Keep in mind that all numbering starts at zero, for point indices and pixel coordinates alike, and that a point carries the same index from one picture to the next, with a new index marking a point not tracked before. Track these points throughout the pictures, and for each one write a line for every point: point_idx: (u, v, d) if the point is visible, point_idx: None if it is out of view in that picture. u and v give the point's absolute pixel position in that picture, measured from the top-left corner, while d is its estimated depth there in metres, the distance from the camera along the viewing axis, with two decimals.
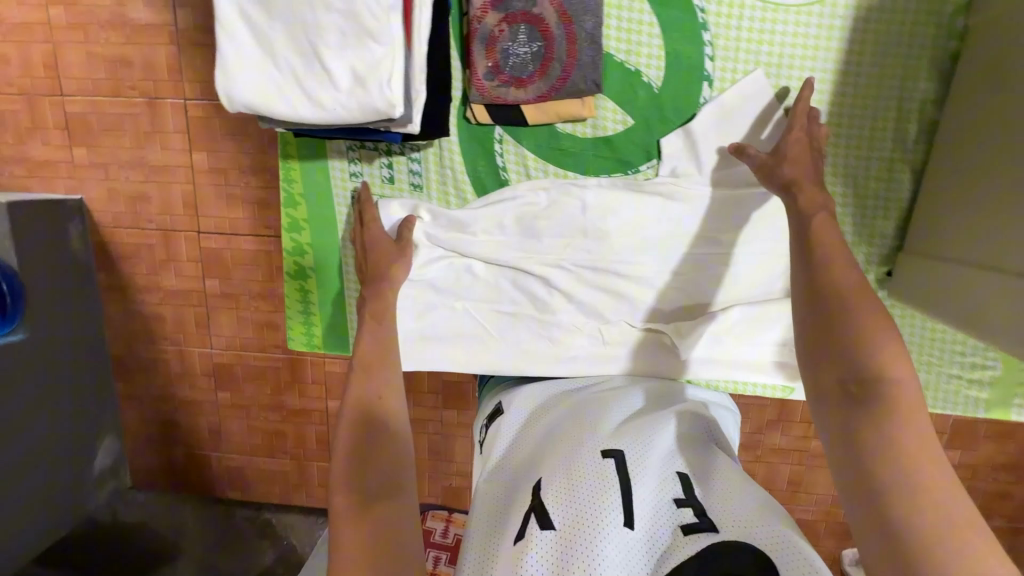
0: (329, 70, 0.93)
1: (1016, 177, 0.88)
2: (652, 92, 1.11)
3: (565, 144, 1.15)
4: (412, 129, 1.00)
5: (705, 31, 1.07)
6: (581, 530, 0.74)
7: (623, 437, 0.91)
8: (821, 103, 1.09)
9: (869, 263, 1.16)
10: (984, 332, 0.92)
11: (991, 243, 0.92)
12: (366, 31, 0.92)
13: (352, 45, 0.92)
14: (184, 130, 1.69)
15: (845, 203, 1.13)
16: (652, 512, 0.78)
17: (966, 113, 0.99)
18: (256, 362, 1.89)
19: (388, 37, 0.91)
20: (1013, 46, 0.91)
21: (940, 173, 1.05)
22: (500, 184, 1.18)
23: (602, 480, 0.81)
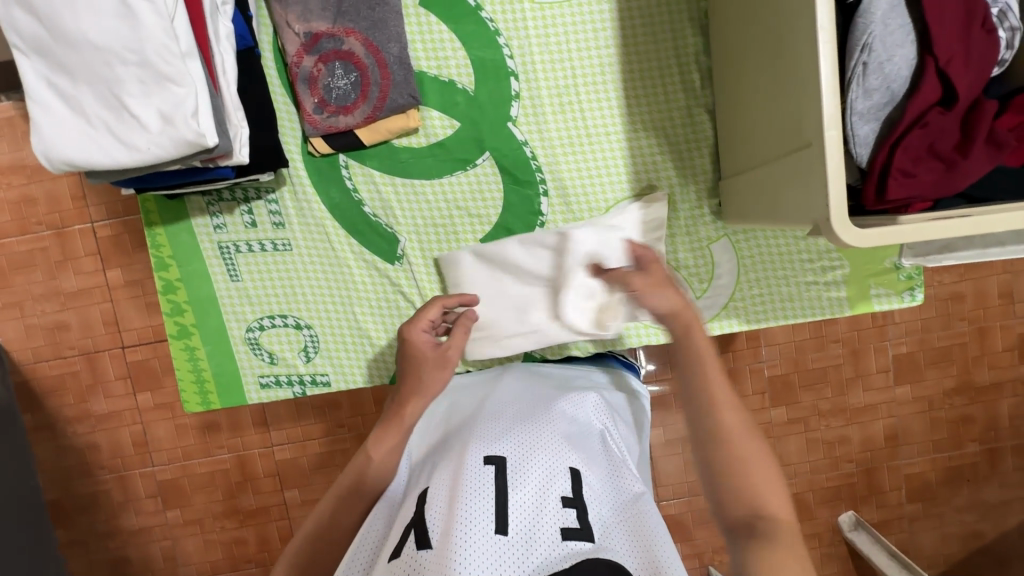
0: (126, 112, 0.67)
1: (773, 54, 0.69)
2: (470, 98, 0.93)
3: (407, 162, 0.94)
4: (240, 161, 0.75)
5: (496, 34, 0.92)
6: (451, 547, 0.58)
7: (514, 426, 0.75)
8: (611, 61, 0.92)
9: (699, 201, 0.95)
10: (794, 217, 0.68)
11: (778, 128, 0.71)
12: (153, 62, 0.66)
13: (126, 58, 0.65)
14: (97, 252, 1.64)
15: (667, 167, 0.94)
16: (529, 514, 0.63)
17: (732, 20, 0.81)
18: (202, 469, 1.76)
19: (178, 64, 0.66)
20: None
21: (734, 75, 0.83)
22: (356, 209, 0.94)
23: (475, 483, 0.65)
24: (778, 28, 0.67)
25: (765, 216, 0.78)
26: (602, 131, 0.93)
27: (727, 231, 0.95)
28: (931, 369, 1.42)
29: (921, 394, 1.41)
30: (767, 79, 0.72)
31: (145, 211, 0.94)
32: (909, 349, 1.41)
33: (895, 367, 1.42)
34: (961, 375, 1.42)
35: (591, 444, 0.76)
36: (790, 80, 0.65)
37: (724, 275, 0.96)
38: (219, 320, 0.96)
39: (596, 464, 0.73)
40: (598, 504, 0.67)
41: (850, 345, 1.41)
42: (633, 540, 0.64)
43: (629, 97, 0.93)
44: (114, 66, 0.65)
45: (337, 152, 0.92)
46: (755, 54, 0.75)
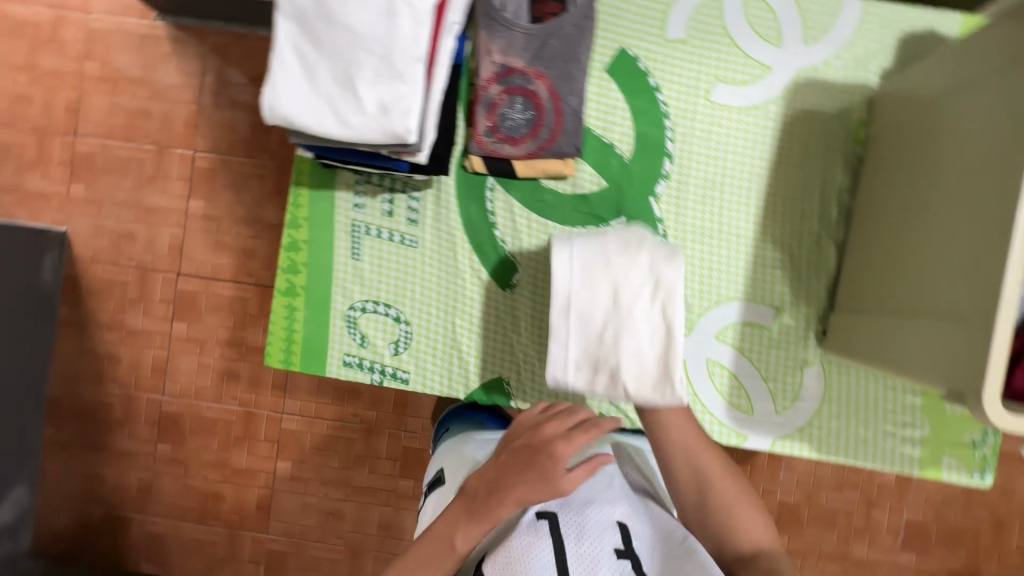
0: (350, 90, 0.72)
1: (946, 224, 0.74)
2: (623, 164, 0.98)
3: (548, 202, 0.99)
4: (420, 161, 0.80)
5: (665, 117, 0.98)
6: None
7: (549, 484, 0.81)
8: (760, 173, 0.98)
9: (805, 323, 0.98)
10: (928, 376, 0.71)
11: (928, 288, 0.75)
12: (391, 58, 0.72)
13: (370, 47, 0.71)
14: (188, 179, 1.68)
15: (783, 284, 0.98)
16: (586, 564, 0.71)
17: (897, 176, 0.87)
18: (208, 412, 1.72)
19: (411, 66, 0.72)
20: (956, 94, 0.78)
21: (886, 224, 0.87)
22: (488, 231, 0.99)
23: (529, 545, 0.72)
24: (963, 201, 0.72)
25: (888, 360, 0.80)
26: (734, 232, 0.98)
27: (822, 360, 0.98)
28: (943, 548, 1.40)
29: (928, 567, 1.39)
30: (934, 242, 0.76)
31: (296, 171, 0.99)
32: (927, 521, 1.40)
33: (907, 532, 1.40)
34: (971, 563, 1.40)
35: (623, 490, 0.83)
36: (963, 251, 0.70)
37: (807, 399, 0.98)
38: (327, 290, 0.99)
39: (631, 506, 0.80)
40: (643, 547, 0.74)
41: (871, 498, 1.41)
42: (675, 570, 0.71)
43: (765, 210, 0.98)
44: (356, 51, 0.71)
45: (489, 174, 0.97)
46: (920, 218, 0.80)
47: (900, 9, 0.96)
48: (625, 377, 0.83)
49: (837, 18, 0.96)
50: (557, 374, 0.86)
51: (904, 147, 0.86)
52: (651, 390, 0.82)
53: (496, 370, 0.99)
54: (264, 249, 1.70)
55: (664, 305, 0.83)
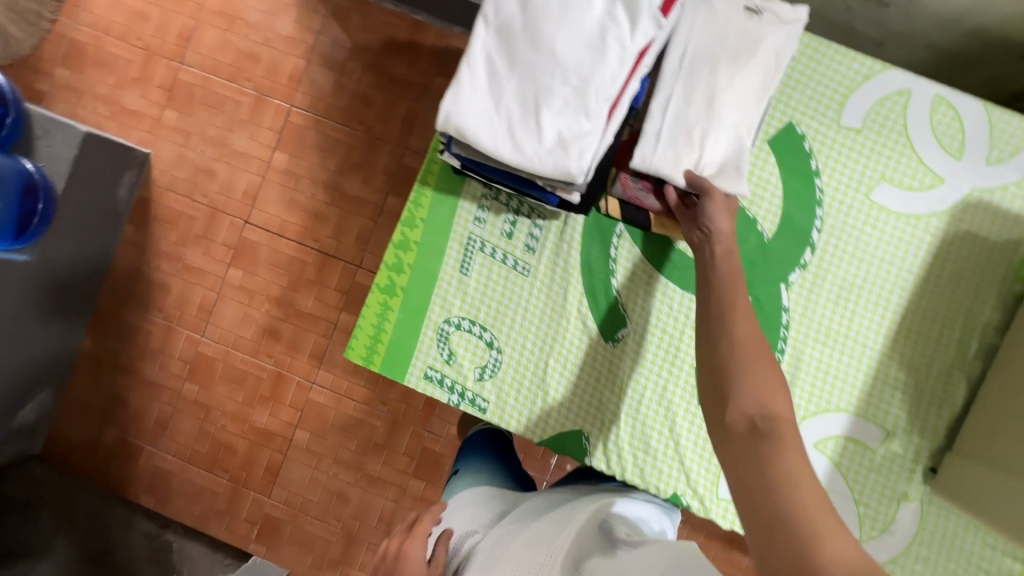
0: (530, 115, 0.68)
1: None
2: (762, 243, 0.93)
3: (673, 263, 0.93)
4: (572, 200, 0.77)
5: (818, 205, 0.93)
6: None
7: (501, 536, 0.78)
8: (903, 286, 0.92)
9: (915, 455, 0.91)
10: None
11: None
12: (582, 94, 0.68)
13: (567, 78, 0.67)
14: (280, 131, 1.60)
15: (900, 408, 0.91)
16: None
17: None
18: (243, 364, 1.61)
19: (601, 106, 0.68)
20: None
21: None
22: (605, 278, 0.94)
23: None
24: None
25: (1023, 530, 0.74)
26: (862, 341, 0.92)
27: (923, 498, 0.91)
28: None
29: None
30: None
31: (425, 170, 0.95)
32: None
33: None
34: None
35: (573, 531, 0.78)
36: None
37: (896, 535, 0.91)
38: (426, 298, 0.95)
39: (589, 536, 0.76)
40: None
41: None
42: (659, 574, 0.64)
43: (900, 325, 0.92)
44: (548, 78, 0.67)
45: (620, 221, 0.92)
46: None
47: None
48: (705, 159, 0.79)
49: None
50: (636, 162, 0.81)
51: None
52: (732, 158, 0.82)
53: (579, 421, 0.94)
54: (335, 216, 1.59)
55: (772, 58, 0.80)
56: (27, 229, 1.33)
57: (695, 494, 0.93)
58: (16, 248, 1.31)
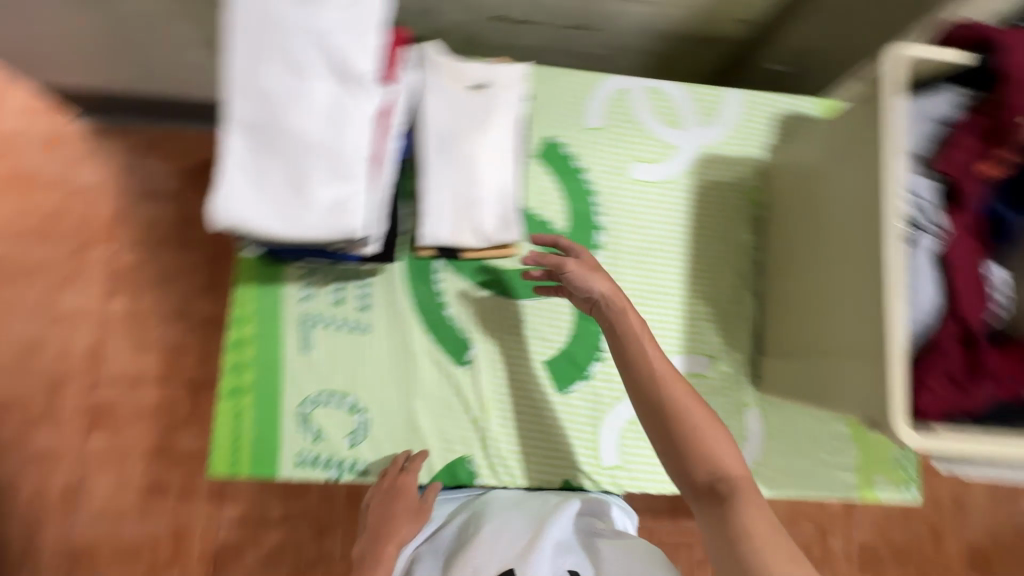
0: (296, 190, 0.75)
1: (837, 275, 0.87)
2: (560, 238, 1.07)
3: (494, 278, 1.04)
4: (371, 250, 0.86)
5: (593, 194, 1.09)
6: None
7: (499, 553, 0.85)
8: (678, 237, 1.10)
9: (741, 368, 1.07)
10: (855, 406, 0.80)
11: (836, 329, 0.86)
12: (335, 160, 0.76)
13: (320, 151, 0.75)
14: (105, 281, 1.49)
15: (715, 334, 1.07)
16: None
17: (791, 234, 1.01)
18: (131, 536, 1.43)
19: (358, 166, 0.77)
20: (821, 167, 0.94)
21: (792, 274, 1.00)
22: (439, 311, 1.01)
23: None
24: (846, 255, 0.85)
25: (817, 395, 0.90)
26: (665, 291, 1.08)
27: (760, 400, 1.06)
28: (895, 565, 1.52)
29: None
30: (832, 291, 0.88)
31: (239, 268, 0.98)
32: (874, 541, 1.53)
33: (863, 560, 1.51)
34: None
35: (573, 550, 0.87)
36: (854, 296, 0.82)
37: (752, 441, 1.05)
38: (277, 387, 0.96)
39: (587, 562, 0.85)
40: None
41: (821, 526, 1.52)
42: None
43: (688, 268, 1.09)
44: (299, 154, 0.75)
45: (437, 257, 1.02)
46: (815, 269, 0.93)
47: (777, 96, 1.14)
48: (482, 225, 0.99)
49: (725, 106, 1.14)
50: (431, 227, 0.97)
51: (794, 208, 1.02)
52: (505, 200, 1.01)
53: (461, 448, 0.99)
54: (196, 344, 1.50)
55: (503, 114, 1.00)
56: None
57: (585, 472, 1.01)
58: None
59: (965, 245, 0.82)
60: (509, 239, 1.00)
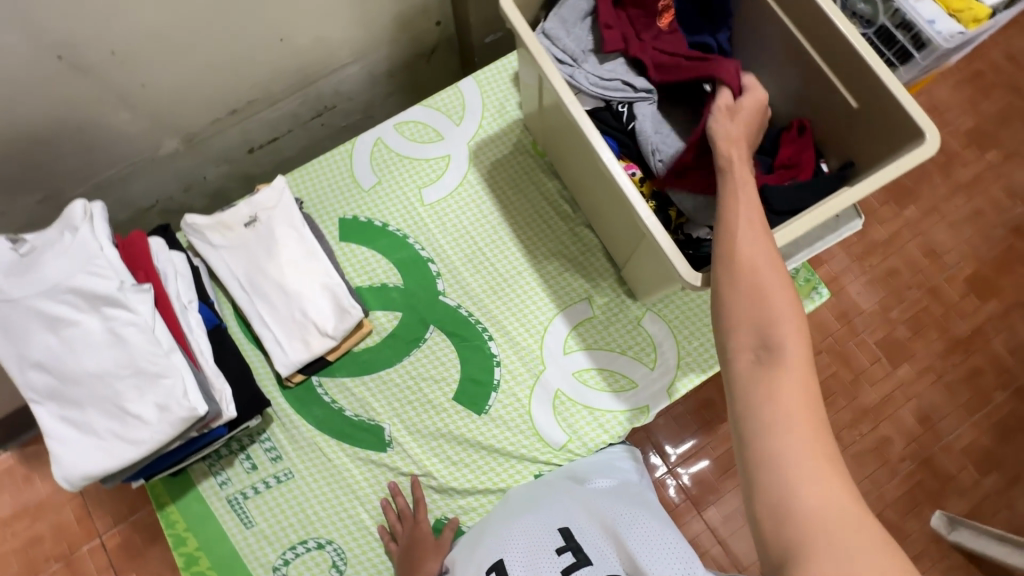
0: (126, 414, 0.80)
1: (605, 177, 0.93)
2: (402, 290, 1.12)
3: (369, 359, 1.09)
4: (229, 414, 0.89)
5: (406, 237, 1.15)
6: None
7: (525, 515, 0.82)
8: (496, 221, 1.16)
9: (614, 290, 1.12)
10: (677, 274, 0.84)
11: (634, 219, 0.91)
12: (142, 369, 0.81)
13: (123, 374, 0.80)
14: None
15: (577, 278, 1.12)
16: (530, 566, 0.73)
17: (569, 163, 1.07)
18: None
19: (163, 361, 0.82)
20: (542, 102, 1.01)
21: (590, 194, 1.06)
22: (339, 418, 1.05)
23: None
24: (594, 160, 0.92)
25: (664, 279, 0.95)
26: (514, 271, 1.13)
27: (651, 303, 1.10)
28: (916, 342, 1.54)
29: (920, 368, 1.52)
30: (612, 191, 0.94)
31: (155, 499, 1.01)
32: (886, 333, 1.55)
33: (885, 353, 1.54)
34: (943, 335, 1.55)
35: (588, 497, 0.84)
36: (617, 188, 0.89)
37: (665, 342, 1.09)
38: (246, 572, 0.99)
39: (603, 505, 0.82)
40: (595, 537, 0.76)
41: (834, 351, 1.54)
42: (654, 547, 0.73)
43: (520, 241, 1.15)
44: (110, 384, 0.80)
45: (310, 375, 1.06)
46: (594, 181, 1.00)
47: (499, 61, 1.22)
48: (323, 326, 1.04)
49: (465, 96, 1.21)
50: (282, 358, 1.03)
51: (556, 144, 1.08)
52: (331, 291, 1.06)
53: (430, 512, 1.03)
54: None
55: (283, 228, 1.07)
56: None
57: (547, 462, 1.04)
58: None
59: (679, 87, 0.89)
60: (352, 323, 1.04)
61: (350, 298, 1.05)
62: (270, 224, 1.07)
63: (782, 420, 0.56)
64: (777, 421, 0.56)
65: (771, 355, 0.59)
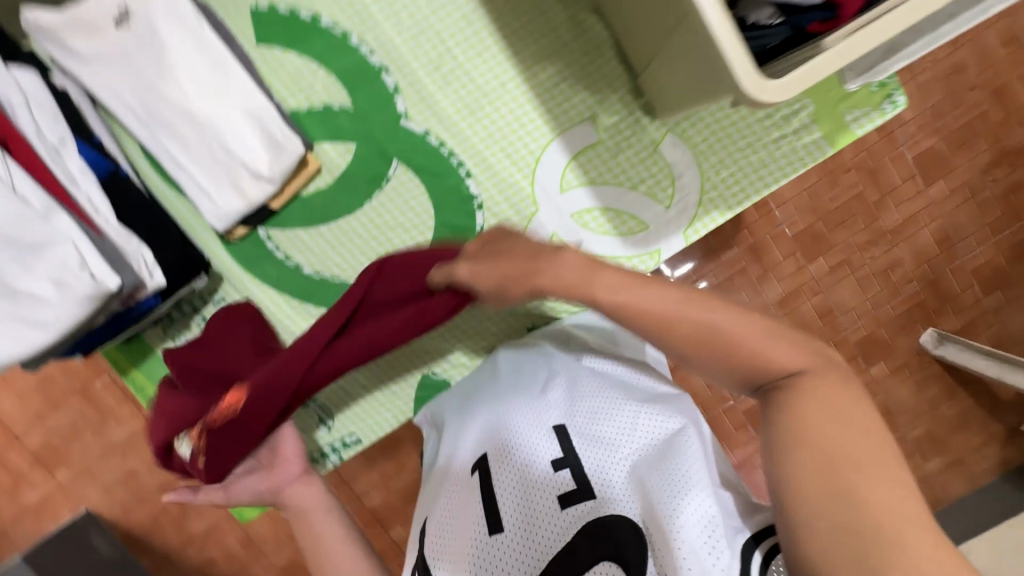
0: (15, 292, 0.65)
1: None
2: (352, 114, 0.86)
3: (322, 206, 0.89)
4: (158, 283, 0.74)
5: (348, 35, 0.84)
6: (468, 551, 0.54)
7: (515, 400, 0.65)
8: (472, 9, 0.84)
9: (626, 106, 0.86)
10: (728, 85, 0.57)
11: None
12: (20, 239, 0.64)
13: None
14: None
15: (581, 90, 0.85)
16: (521, 502, 0.55)
17: None
18: None
19: (44, 226, 0.65)
20: None
21: None
22: (299, 275, 0.91)
23: (467, 496, 0.58)
24: None
25: (691, 90, 0.70)
26: (498, 83, 0.85)
27: (674, 124, 0.86)
28: (960, 154, 1.17)
29: (960, 184, 1.16)
30: None
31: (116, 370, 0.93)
32: (929, 144, 1.16)
33: (920, 169, 1.17)
34: (995, 143, 1.17)
35: (591, 377, 0.65)
36: None
37: (686, 171, 0.88)
38: None
39: (610, 398, 0.61)
40: (601, 447, 0.56)
41: (863, 168, 1.17)
42: (677, 480, 0.52)
43: (501, 40, 0.84)
44: None
45: (254, 228, 0.88)
46: None
47: None
48: (257, 167, 0.82)
49: None
50: (213, 209, 0.83)
51: None
52: (258, 120, 0.81)
53: (414, 370, 0.96)
54: None
55: (174, 31, 0.77)
56: None
57: (542, 313, 0.92)
58: None
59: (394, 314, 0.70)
60: (291, 161, 0.82)
61: (285, 129, 0.81)
62: (151, 24, 0.76)
63: (803, 443, 0.46)
64: (789, 442, 0.47)
65: (781, 387, 0.49)
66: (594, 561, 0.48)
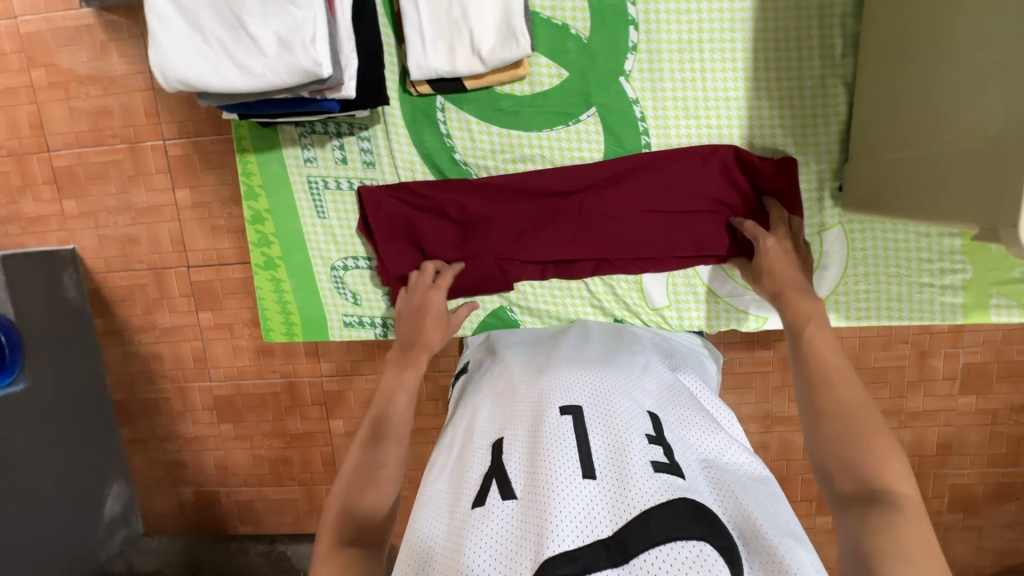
0: (251, 35, 0.73)
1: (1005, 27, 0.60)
2: (581, 45, 0.87)
3: (506, 110, 0.91)
4: (348, 95, 0.77)
5: None
6: (549, 466, 0.57)
7: (610, 372, 0.71)
8: (745, 21, 0.85)
9: (819, 181, 0.90)
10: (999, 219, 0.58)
11: (992, 107, 0.62)
12: None
13: None
14: (56, 181, 1.34)
15: (786, 144, 0.89)
16: (614, 452, 0.59)
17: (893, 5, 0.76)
18: (250, 407, 1.43)
19: None
20: None
21: (904, 44, 0.75)
22: (450, 157, 0.94)
23: (557, 432, 0.61)
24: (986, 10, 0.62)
25: (920, 201, 0.72)
26: (721, 98, 0.88)
27: (842, 219, 0.90)
28: (1002, 382, 1.17)
29: (990, 409, 1.17)
30: (952, 60, 0.68)
31: (239, 153, 0.97)
32: (981, 359, 1.16)
33: (963, 375, 1.17)
34: None
35: (679, 391, 0.72)
36: (993, 61, 0.62)
37: (830, 266, 0.92)
38: (306, 254, 1.00)
39: (698, 415, 0.68)
40: (689, 446, 0.63)
41: (918, 346, 1.17)
42: (769, 513, 0.57)
43: (748, 62, 0.87)
44: None
45: (436, 93, 0.89)
46: (939, 43, 0.70)
47: None
48: (478, 41, 0.81)
49: None
50: (418, 55, 0.83)
51: None
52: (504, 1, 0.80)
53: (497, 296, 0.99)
54: None
55: None
56: (4, 363, 1.23)
57: (634, 314, 0.97)
58: (6, 383, 1.22)
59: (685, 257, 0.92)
60: (513, 57, 0.81)
61: (520, 20, 0.80)
62: None
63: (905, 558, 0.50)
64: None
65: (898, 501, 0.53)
66: (690, 535, 0.49)
